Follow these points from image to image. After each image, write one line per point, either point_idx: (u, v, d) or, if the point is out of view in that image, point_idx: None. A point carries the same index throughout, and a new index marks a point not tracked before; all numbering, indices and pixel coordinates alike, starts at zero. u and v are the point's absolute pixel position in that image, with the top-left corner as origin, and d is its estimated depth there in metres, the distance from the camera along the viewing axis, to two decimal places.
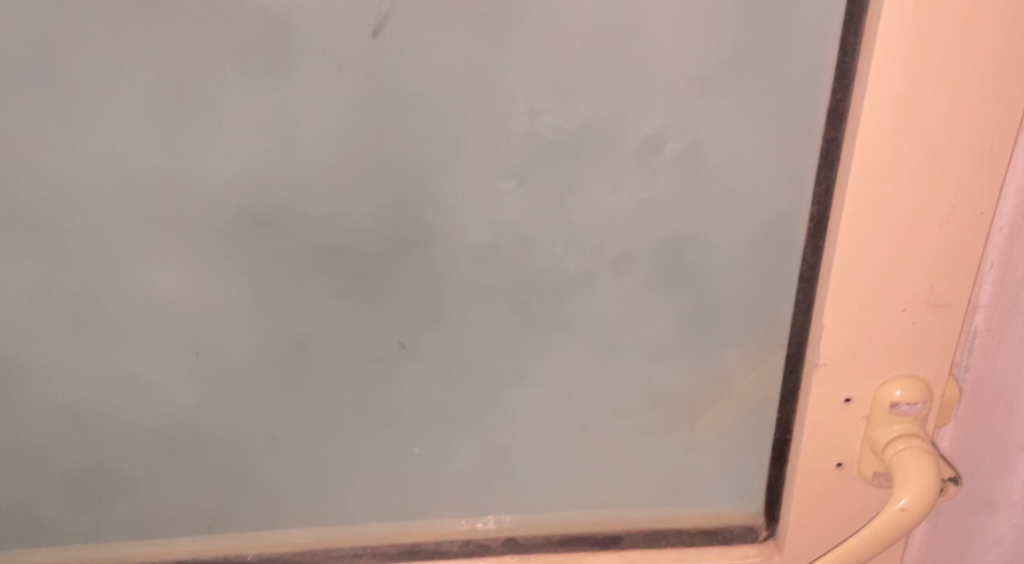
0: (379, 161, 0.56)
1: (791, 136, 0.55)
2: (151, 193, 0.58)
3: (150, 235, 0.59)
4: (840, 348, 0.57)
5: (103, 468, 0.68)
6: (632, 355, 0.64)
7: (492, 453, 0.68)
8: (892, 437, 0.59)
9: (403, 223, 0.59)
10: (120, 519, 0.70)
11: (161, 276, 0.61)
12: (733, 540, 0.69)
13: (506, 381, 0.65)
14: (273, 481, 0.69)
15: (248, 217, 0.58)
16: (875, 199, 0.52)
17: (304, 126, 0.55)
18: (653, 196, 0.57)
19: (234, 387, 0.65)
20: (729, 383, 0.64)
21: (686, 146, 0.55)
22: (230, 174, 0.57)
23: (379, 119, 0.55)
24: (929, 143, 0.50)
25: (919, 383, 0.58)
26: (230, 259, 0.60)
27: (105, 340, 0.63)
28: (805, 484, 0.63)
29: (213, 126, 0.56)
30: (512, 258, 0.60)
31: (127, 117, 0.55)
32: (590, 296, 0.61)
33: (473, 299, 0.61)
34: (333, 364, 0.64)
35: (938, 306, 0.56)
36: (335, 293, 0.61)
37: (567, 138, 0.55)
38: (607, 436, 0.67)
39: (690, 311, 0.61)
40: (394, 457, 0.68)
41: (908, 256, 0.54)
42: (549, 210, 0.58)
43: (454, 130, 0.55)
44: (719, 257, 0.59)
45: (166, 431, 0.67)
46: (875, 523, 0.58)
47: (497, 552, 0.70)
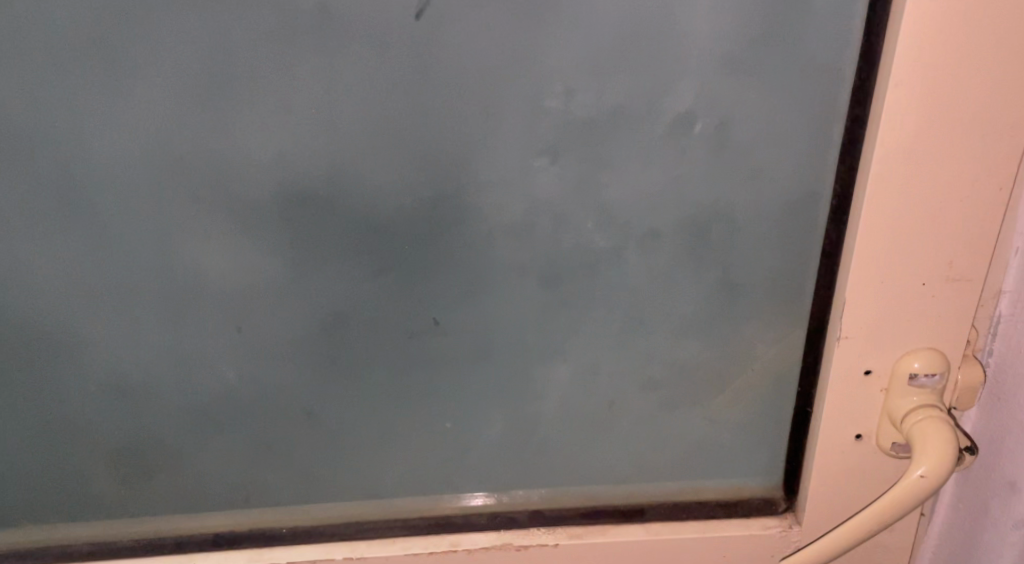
0: (421, 139, 0.59)
1: (814, 115, 0.57)
2: (201, 169, 0.60)
3: (197, 211, 0.62)
4: (861, 320, 0.59)
5: (145, 439, 0.71)
6: (658, 330, 0.66)
7: (521, 427, 0.70)
8: (910, 408, 0.61)
9: (442, 200, 0.61)
10: (157, 491, 0.72)
11: (207, 250, 0.63)
12: (753, 512, 0.70)
13: (535, 356, 0.67)
14: (308, 454, 0.71)
15: (293, 194, 0.61)
16: (897, 175, 0.54)
17: (349, 105, 0.58)
18: (682, 173, 0.60)
19: (274, 361, 0.67)
20: (752, 357, 0.66)
21: (715, 124, 0.58)
22: (280, 151, 0.60)
23: (421, 99, 0.58)
24: (951, 120, 0.52)
25: (937, 355, 0.60)
26: (274, 235, 0.62)
27: (151, 313, 0.65)
28: (825, 455, 0.65)
29: (262, 105, 0.58)
30: (545, 234, 0.62)
31: (180, 96, 0.58)
32: (620, 271, 0.63)
33: (506, 275, 0.64)
34: (369, 339, 0.66)
35: (957, 280, 0.57)
36: (374, 270, 0.64)
37: (600, 117, 0.58)
38: (633, 411, 0.70)
39: (716, 285, 0.64)
40: (426, 431, 0.70)
41: (928, 230, 0.56)
42: (581, 188, 0.60)
43: (494, 109, 0.58)
44: (745, 232, 0.61)
45: (206, 402, 0.69)
46: (894, 492, 0.59)
47: (524, 524, 0.71)
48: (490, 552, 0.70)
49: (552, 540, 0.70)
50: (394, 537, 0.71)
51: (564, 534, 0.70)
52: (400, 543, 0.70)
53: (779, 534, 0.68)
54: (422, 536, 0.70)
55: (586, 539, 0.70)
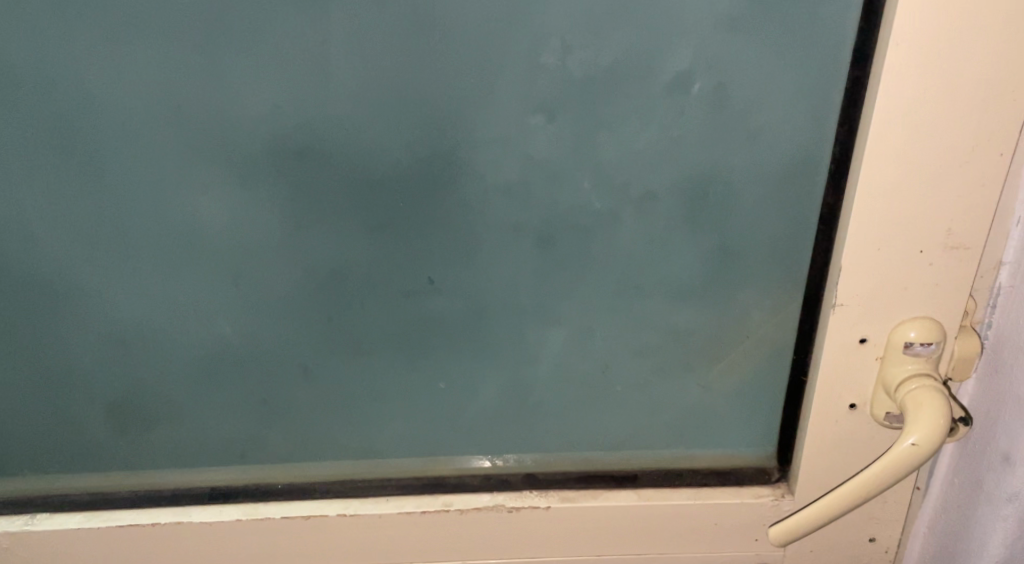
0: (418, 95, 0.59)
1: (815, 78, 0.57)
2: (199, 122, 0.60)
3: (195, 164, 0.62)
4: (857, 287, 0.59)
5: (143, 393, 0.71)
6: (654, 294, 0.66)
7: (516, 389, 0.70)
8: (904, 377, 0.60)
9: (439, 157, 0.61)
10: (155, 445, 0.73)
11: (205, 203, 0.63)
12: (746, 481, 0.70)
13: (531, 318, 0.67)
14: (304, 412, 0.72)
15: (290, 148, 0.61)
16: (896, 140, 0.54)
17: (345, 59, 0.58)
18: (680, 134, 0.59)
19: (270, 317, 0.67)
20: (748, 325, 0.66)
21: (714, 84, 0.57)
22: (277, 104, 0.60)
23: (417, 52, 0.58)
24: (953, 83, 0.52)
25: (933, 324, 0.59)
26: (271, 190, 0.63)
27: (148, 267, 0.66)
28: (818, 424, 0.65)
29: (259, 57, 0.58)
30: (541, 195, 0.62)
31: (177, 46, 0.58)
32: (616, 233, 0.63)
33: (503, 236, 0.64)
34: (365, 298, 0.66)
35: (955, 248, 0.57)
36: (370, 227, 0.64)
37: (597, 75, 0.58)
38: (627, 375, 0.69)
39: (713, 250, 0.63)
40: (420, 391, 0.71)
41: (927, 196, 0.55)
42: (578, 147, 0.60)
43: (492, 64, 0.58)
44: (743, 196, 0.61)
45: (204, 357, 0.69)
46: (885, 461, 0.59)
47: (517, 486, 0.71)
48: (482, 511, 0.70)
49: (545, 503, 0.70)
50: (388, 495, 0.71)
51: (556, 497, 0.70)
52: (394, 501, 0.71)
53: (771, 503, 0.69)
54: (415, 495, 0.71)
55: (579, 503, 0.70)
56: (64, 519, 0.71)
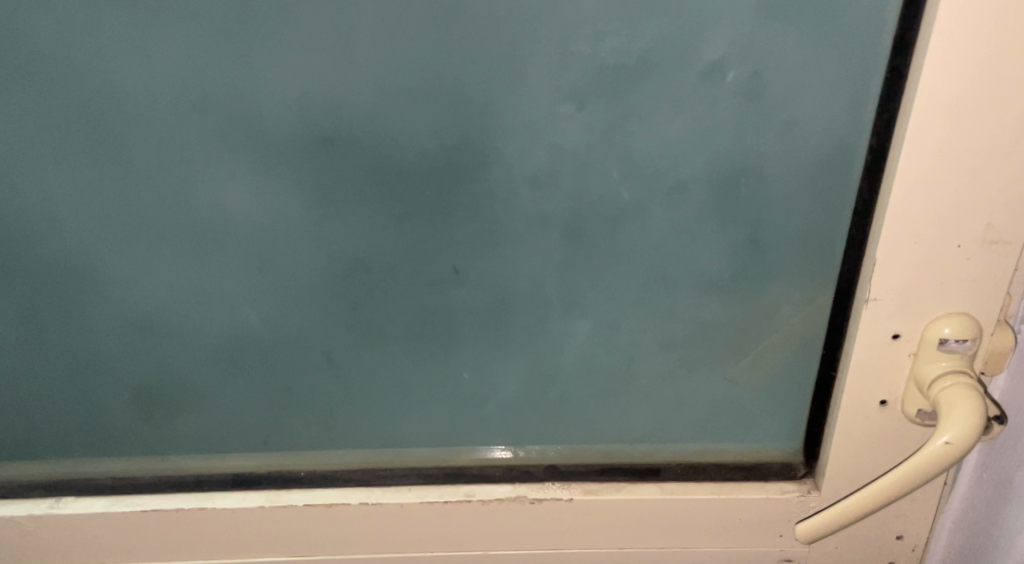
0: (447, 82, 0.58)
1: (854, 67, 0.55)
2: (226, 107, 0.60)
3: (221, 150, 0.61)
4: (891, 282, 0.58)
5: (168, 379, 0.71)
6: (682, 287, 0.65)
7: (540, 379, 0.70)
8: (938, 374, 0.59)
9: (467, 144, 0.60)
10: (179, 430, 0.73)
11: (230, 189, 0.63)
12: (771, 476, 0.69)
13: (556, 310, 0.66)
14: (326, 399, 0.71)
15: (316, 135, 0.60)
16: (936, 132, 0.52)
17: (372, 45, 0.57)
18: (712, 124, 0.58)
19: (293, 305, 0.67)
20: (777, 319, 0.65)
21: (749, 73, 0.56)
22: (304, 90, 0.59)
23: (447, 39, 0.57)
24: (1000, 74, 0.50)
25: (968, 320, 0.58)
26: (296, 176, 0.62)
27: (174, 253, 0.65)
28: (847, 420, 0.64)
29: (286, 42, 0.57)
30: (569, 185, 0.61)
31: (204, 31, 0.58)
32: (644, 224, 0.62)
33: (530, 226, 0.63)
34: (389, 287, 0.66)
35: (994, 244, 0.56)
36: (395, 215, 0.63)
37: (629, 64, 0.57)
38: (652, 368, 0.69)
39: (742, 243, 0.62)
40: (444, 381, 0.70)
41: (966, 190, 0.54)
42: (607, 137, 0.59)
43: (522, 50, 0.57)
44: (776, 188, 0.60)
45: (228, 344, 0.69)
46: (917, 460, 0.57)
47: (539, 478, 0.71)
48: (504, 503, 0.70)
49: (567, 495, 0.69)
50: (410, 484, 0.71)
51: (578, 489, 0.70)
52: (415, 491, 0.70)
53: (796, 499, 0.68)
54: (437, 485, 0.71)
55: (601, 495, 0.69)
56: (89, 503, 0.71)
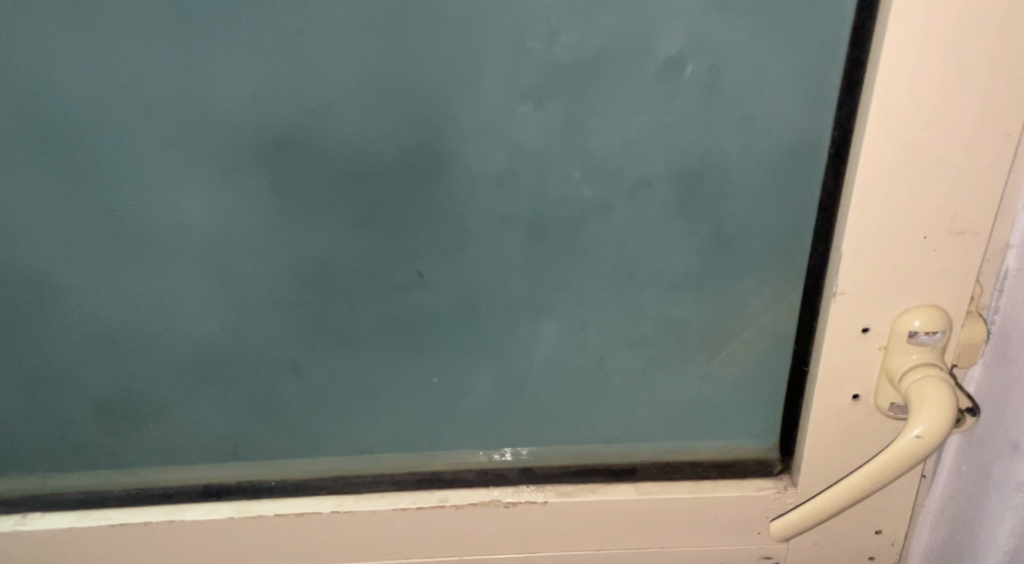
0: (401, 83, 0.57)
1: (813, 58, 0.54)
2: (177, 115, 0.59)
3: (174, 158, 0.60)
4: (859, 276, 0.57)
5: (131, 392, 0.70)
6: (651, 285, 0.64)
7: (511, 382, 0.69)
8: (909, 367, 0.58)
9: (425, 146, 0.59)
10: (145, 443, 0.72)
11: (184, 197, 0.61)
12: (748, 473, 0.69)
13: (524, 311, 0.65)
14: (296, 408, 0.70)
15: (270, 140, 0.59)
16: (896, 122, 0.51)
17: (322, 47, 0.56)
18: (673, 119, 0.57)
19: (256, 313, 0.66)
20: (747, 314, 0.64)
21: (706, 68, 0.55)
22: (254, 95, 0.58)
23: (398, 40, 0.56)
24: (957, 63, 0.50)
25: (938, 312, 0.57)
26: (252, 182, 0.61)
27: (130, 263, 0.64)
28: (820, 415, 0.63)
29: (234, 46, 0.56)
30: (531, 184, 0.60)
31: (150, 37, 0.56)
32: (609, 223, 0.61)
33: (493, 227, 0.62)
34: (354, 293, 0.65)
35: (961, 233, 0.55)
36: (356, 219, 0.62)
37: (585, 60, 0.56)
38: (623, 367, 0.68)
39: (710, 238, 0.61)
40: (414, 387, 0.69)
41: (930, 181, 0.53)
42: (567, 135, 0.58)
43: (474, 49, 0.56)
44: (739, 183, 0.59)
45: (191, 354, 0.68)
46: (890, 455, 0.57)
47: (514, 482, 0.70)
48: (478, 507, 0.69)
49: (542, 498, 0.69)
50: (383, 491, 0.70)
51: (553, 492, 0.69)
52: (388, 497, 0.70)
53: (773, 496, 0.68)
54: (411, 491, 0.70)
55: (576, 497, 0.69)
56: (55, 519, 0.70)
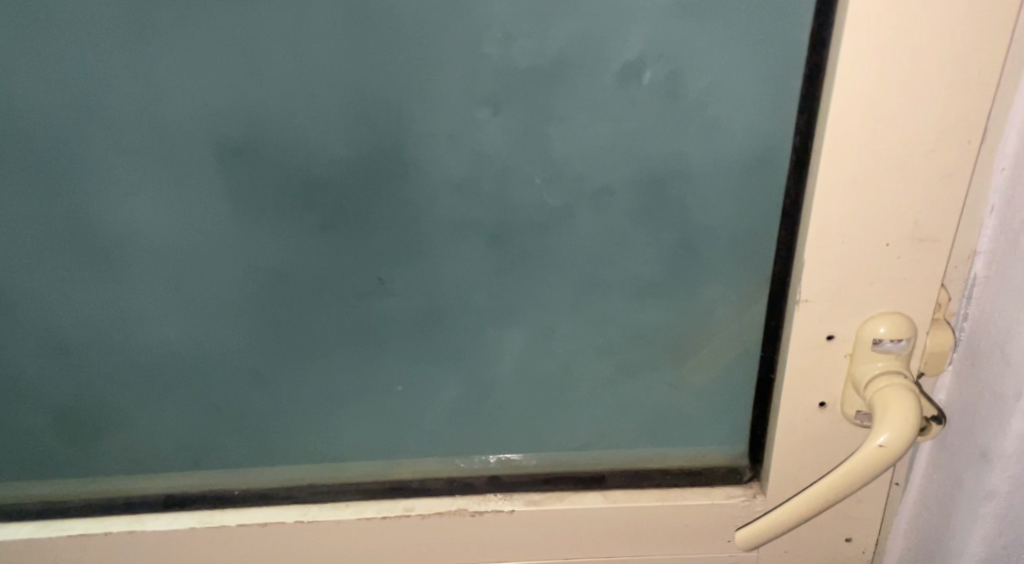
0: (357, 89, 0.56)
1: (773, 63, 0.53)
2: (129, 121, 0.58)
3: (127, 165, 0.59)
4: (821, 283, 0.56)
5: (90, 400, 0.69)
6: (616, 292, 0.63)
7: (476, 391, 0.68)
8: (874, 374, 0.58)
9: (383, 152, 0.58)
10: (106, 453, 0.71)
11: (139, 203, 0.60)
12: (716, 481, 0.68)
13: (488, 318, 0.64)
14: (260, 416, 0.69)
15: (225, 146, 0.58)
16: (856, 128, 0.51)
17: (275, 52, 0.55)
18: (634, 125, 0.56)
19: (215, 321, 0.65)
20: (713, 322, 0.63)
21: (666, 73, 0.55)
22: (207, 101, 0.57)
23: (352, 45, 0.55)
24: (915, 69, 0.49)
25: (903, 320, 0.57)
26: (207, 189, 0.60)
27: (86, 271, 0.63)
28: (787, 424, 0.62)
29: (184, 52, 0.55)
30: (492, 190, 0.59)
31: (99, 42, 0.55)
32: (572, 230, 0.60)
33: (455, 234, 0.61)
34: (314, 300, 0.64)
35: (924, 241, 0.54)
36: (315, 226, 0.61)
37: (543, 66, 0.55)
38: (590, 375, 0.67)
39: (674, 245, 0.61)
40: (378, 395, 0.68)
41: (892, 188, 0.53)
42: (527, 141, 0.57)
43: (429, 54, 0.55)
44: (702, 189, 0.58)
45: (149, 363, 0.67)
46: (854, 464, 0.56)
47: (481, 490, 0.69)
48: (444, 517, 0.68)
49: (509, 507, 0.68)
50: (348, 500, 0.69)
51: (521, 501, 0.68)
52: (353, 507, 0.69)
53: (742, 504, 0.67)
54: (377, 500, 0.69)
55: (544, 506, 0.68)
56: (14, 529, 0.70)
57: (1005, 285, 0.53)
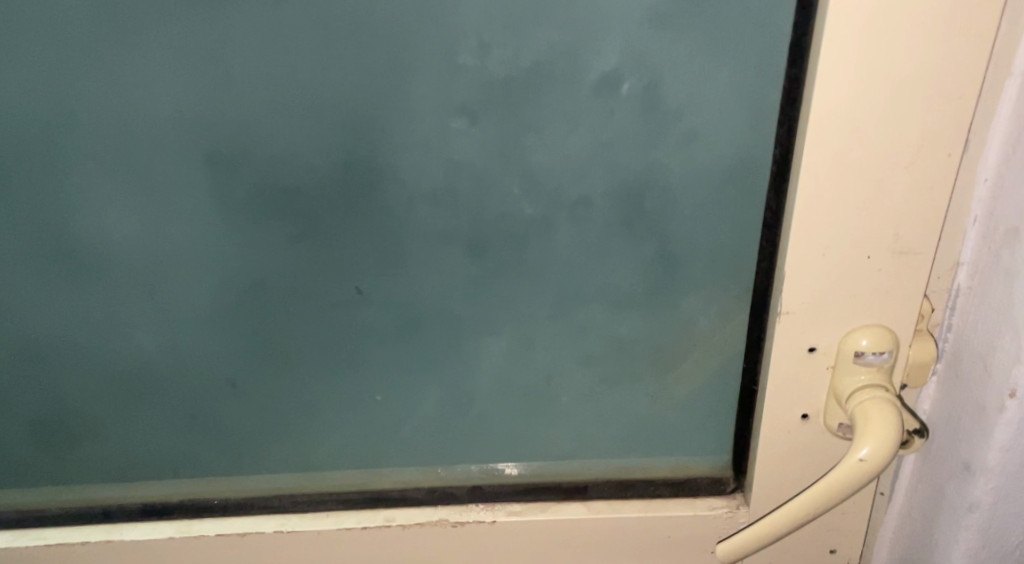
0: (332, 98, 0.56)
1: (750, 74, 0.53)
2: (101, 129, 0.57)
3: (99, 173, 0.59)
4: (802, 296, 0.56)
5: (66, 408, 0.68)
6: (596, 302, 0.62)
7: (456, 401, 0.67)
8: (856, 387, 0.57)
9: (359, 161, 0.58)
10: (84, 460, 0.70)
11: (113, 211, 0.60)
12: (700, 492, 0.67)
13: (468, 328, 0.64)
14: (238, 425, 0.68)
15: (199, 155, 0.58)
16: (835, 141, 0.50)
17: (248, 61, 0.55)
18: (612, 136, 0.56)
19: (191, 330, 0.64)
20: (693, 332, 0.63)
21: (644, 84, 0.54)
22: (180, 109, 0.56)
23: (325, 54, 0.54)
24: (894, 81, 0.48)
25: (885, 332, 0.56)
26: (180, 198, 0.59)
27: (60, 279, 0.63)
28: (769, 436, 0.62)
29: (155, 60, 0.55)
30: (469, 200, 0.58)
31: (69, 50, 0.55)
32: (551, 241, 0.60)
33: (433, 244, 0.60)
34: (292, 310, 0.63)
35: (905, 253, 0.54)
36: (291, 235, 0.60)
37: (519, 76, 0.54)
38: (571, 385, 0.66)
39: (654, 256, 0.60)
40: (358, 404, 0.68)
41: (873, 200, 0.52)
42: (504, 151, 0.57)
43: (403, 63, 0.54)
44: (682, 200, 0.58)
45: (125, 371, 0.66)
46: (836, 476, 0.55)
47: (463, 500, 0.69)
48: (425, 527, 0.68)
49: (490, 517, 0.67)
50: (328, 510, 0.69)
51: (503, 511, 0.68)
52: (333, 517, 0.68)
53: (725, 516, 0.66)
54: (356, 510, 0.69)
55: (526, 517, 0.67)
56: None
57: (988, 298, 0.53)
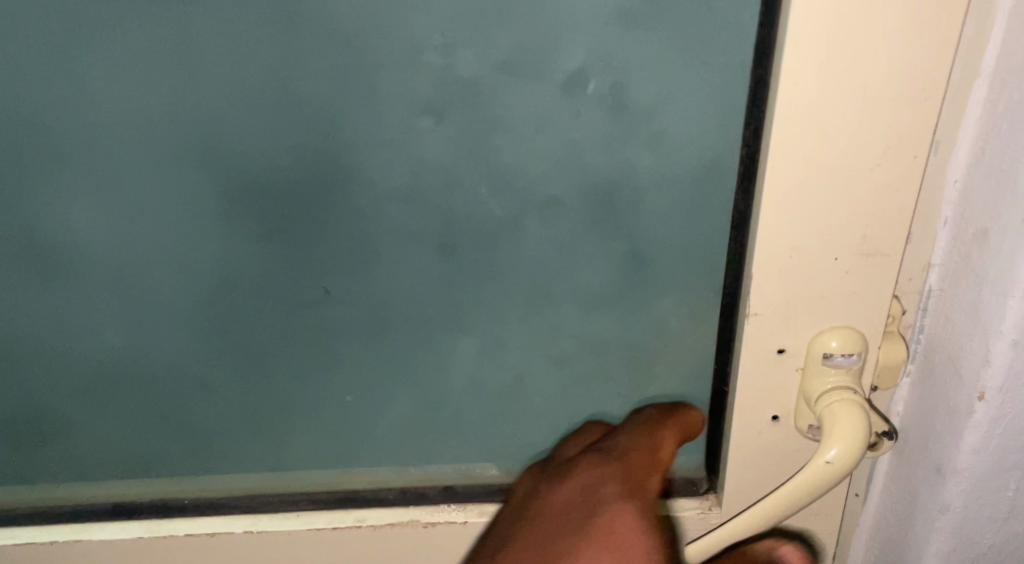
0: (297, 97, 0.55)
1: (715, 76, 0.53)
2: (65, 127, 0.56)
3: (64, 172, 0.58)
4: (770, 298, 0.55)
5: (33, 409, 0.67)
6: (567, 302, 0.62)
7: (427, 401, 0.67)
8: (825, 389, 0.57)
9: (325, 161, 0.57)
10: (53, 460, 0.70)
11: (79, 210, 0.59)
12: (674, 492, 0.67)
13: (438, 328, 0.63)
14: (208, 424, 0.68)
15: (164, 154, 0.57)
16: (801, 143, 0.50)
17: (212, 60, 0.54)
18: (579, 136, 0.55)
19: (159, 330, 0.64)
20: (664, 333, 0.63)
21: (610, 85, 0.54)
22: (144, 108, 0.56)
23: (289, 53, 0.54)
24: (858, 84, 0.48)
25: (854, 334, 0.56)
26: (147, 197, 0.59)
27: (26, 278, 0.62)
28: (740, 437, 0.62)
29: (119, 58, 0.54)
30: (437, 200, 0.58)
31: (31, 47, 0.54)
32: (520, 241, 0.59)
33: (402, 244, 0.60)
34: (261, 309, 0.63)
35: (872, 255, 0.54)
36: (259, 235, 0.60)
37: (485, 76, 0.54)
38: (543, 385, 0.66)
39: (624, 256, 0.60)
40: (328, 404, 0.67)
41: (840, 202, 0.52)
42: (472, 151, 0.56)
43: (368, 63, 0.54)
44: (651, 201, 0.58)
45: (94, 371, 0.66)
46: (804, 478, 0.56)
47: (434, 500, 0.69)
48: (397, 527, 0.68)
49: (461, 519, 0.68)
50: (300, 510, 0.69)
51: (473, 512, 0.69)
52: (304, 517, 0.69)
53: (697, 516, 0.66)
54: (328, 510, 0.69)
55: None
56: None
57: (959, 301, 0.53)
